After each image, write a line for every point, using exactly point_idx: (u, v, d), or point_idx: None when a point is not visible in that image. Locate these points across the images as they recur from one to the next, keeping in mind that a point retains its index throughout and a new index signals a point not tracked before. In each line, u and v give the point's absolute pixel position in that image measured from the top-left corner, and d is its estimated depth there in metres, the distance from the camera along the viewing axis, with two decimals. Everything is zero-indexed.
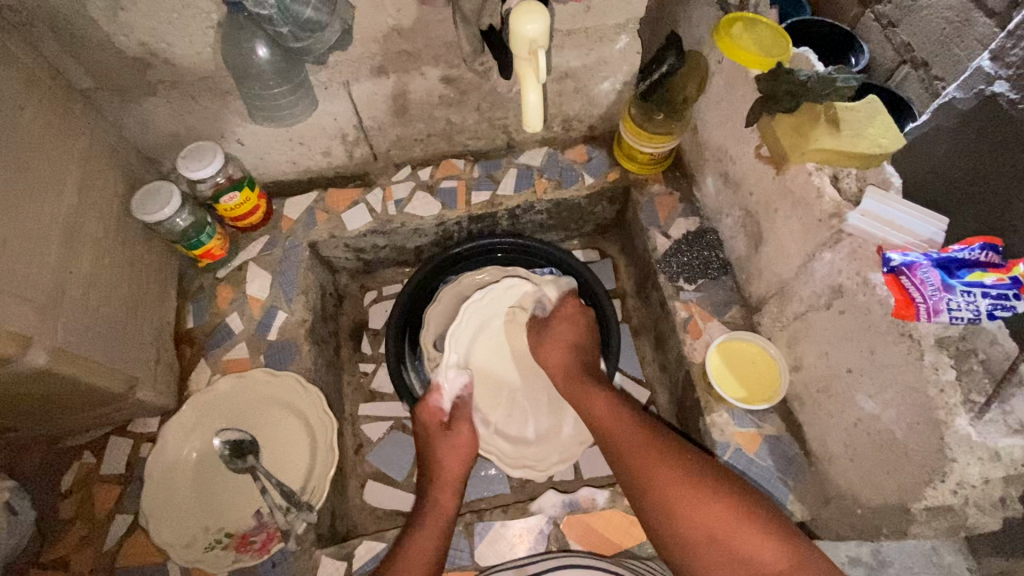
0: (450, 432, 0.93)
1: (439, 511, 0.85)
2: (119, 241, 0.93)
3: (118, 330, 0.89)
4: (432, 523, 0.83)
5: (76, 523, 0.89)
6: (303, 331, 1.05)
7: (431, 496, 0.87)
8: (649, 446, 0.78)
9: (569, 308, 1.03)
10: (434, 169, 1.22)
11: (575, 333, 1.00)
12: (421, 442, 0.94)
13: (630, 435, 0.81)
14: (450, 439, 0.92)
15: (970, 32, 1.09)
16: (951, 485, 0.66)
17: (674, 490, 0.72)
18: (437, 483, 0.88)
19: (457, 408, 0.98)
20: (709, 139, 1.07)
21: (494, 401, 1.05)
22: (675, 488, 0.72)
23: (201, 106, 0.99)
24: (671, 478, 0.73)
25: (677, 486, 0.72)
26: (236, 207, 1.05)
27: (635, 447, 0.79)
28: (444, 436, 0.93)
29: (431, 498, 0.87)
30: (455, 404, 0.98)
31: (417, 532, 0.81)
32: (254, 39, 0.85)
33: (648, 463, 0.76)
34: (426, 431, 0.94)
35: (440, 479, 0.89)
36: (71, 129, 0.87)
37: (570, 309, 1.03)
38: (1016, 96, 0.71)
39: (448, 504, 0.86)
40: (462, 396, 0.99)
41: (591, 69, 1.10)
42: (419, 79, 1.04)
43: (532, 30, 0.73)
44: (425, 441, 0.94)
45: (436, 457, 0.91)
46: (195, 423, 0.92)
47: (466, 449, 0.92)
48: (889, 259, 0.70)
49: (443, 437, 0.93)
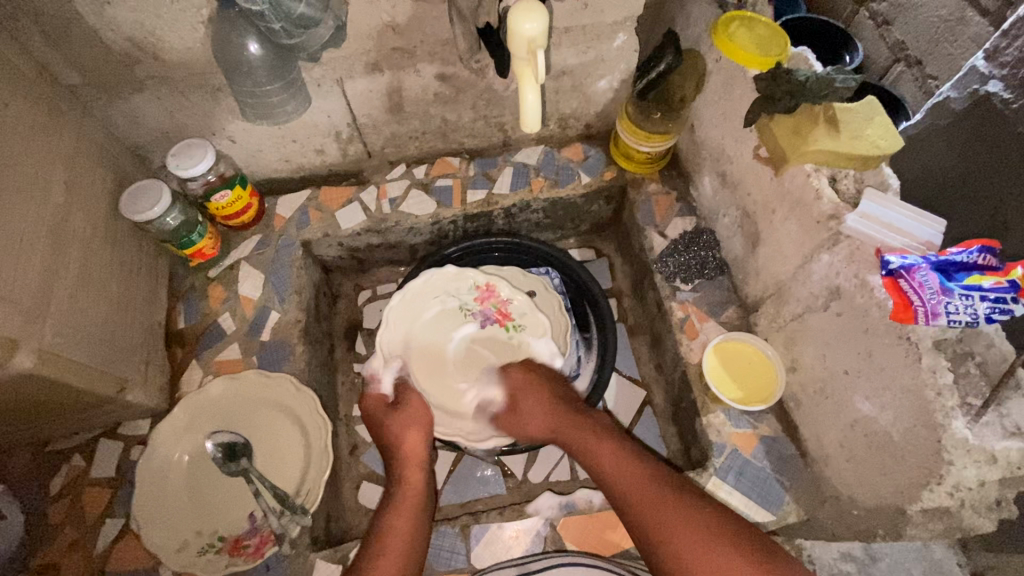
0: (399, 410, 0.93)
1: (401, 525, 0.80)
2: (107, 241, 0.91)
3: (107, 333, 0.87)
4: (404, 509, 0.82)
5: (66, 527, 0.88)
6: (297, 331, 1.03)
7: (396, 478, 0.87)
8: (664, 497, 0.74)
9: (518, 378, 0.97)
10: (428, 167, 1.21)
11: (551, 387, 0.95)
12: (373, 428, 0.93)
13: (634, 486, 0.77)
14: (401, 416, 0.92)
15: (964, 31, 1.09)
16: (947, 487, 0.66)
17: (685, 534, 0.70)
18: (403, 463, 0.88)
19: (399, 388, 0.97)
20: (706, 138, 1.07)
21: (448, 383, 1.03)
22: (687, 534, 0.70)
23: (191, 103, 0.97)
24: (681, 524, 0.71)
25: (678, 529, 0.71)
26: (228, 205, 1.04)
27: (634, 488, 0.77)
28: (393, 414, 0.92)
29: (399, 483, 0.86)
30: (396, 388, 0.97)
31: (393, 516, 0.81)
32: (245, 35, 0.82)
33: (654, 505, 0.74)
34: (373, 417, 0.94)
35: (405, 455, 0.88)
36: (58, 127, 0.85)
37: (521, 374, 0.97)
38: (1010, 96, 0.71)
39: (415, 478, 0.86)
40: (401, 377, 0.99)
41: (588, 67, 1.10)
42: (414, 76, 1.03)
43: (530, 28, 0.72)
44: (375, 425, 0.93)
45: (394, 435, 0.90)
46: (187, 425, 0.91)
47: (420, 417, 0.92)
48: (887, 261, 0.70)
49: (392, 417, 0.92)
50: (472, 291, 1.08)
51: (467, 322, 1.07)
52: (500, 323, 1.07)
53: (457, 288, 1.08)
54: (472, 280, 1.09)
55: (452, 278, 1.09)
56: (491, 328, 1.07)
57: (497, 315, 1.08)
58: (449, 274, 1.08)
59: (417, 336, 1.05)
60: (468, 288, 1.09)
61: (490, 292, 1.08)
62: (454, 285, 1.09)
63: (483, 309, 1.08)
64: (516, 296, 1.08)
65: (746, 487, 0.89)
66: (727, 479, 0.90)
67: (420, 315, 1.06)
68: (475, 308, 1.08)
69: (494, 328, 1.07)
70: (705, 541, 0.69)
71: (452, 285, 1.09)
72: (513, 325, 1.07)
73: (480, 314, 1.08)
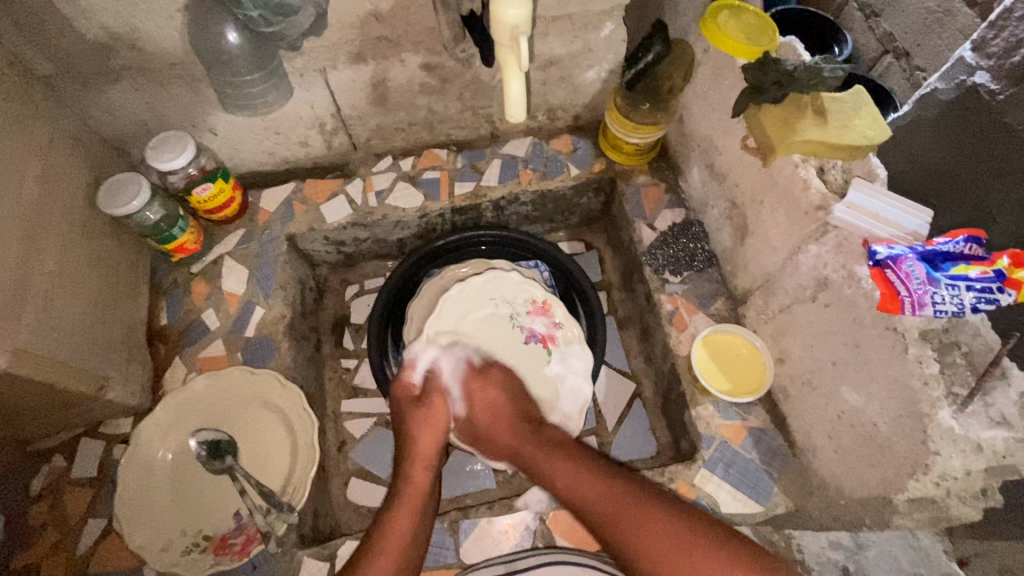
0: (421, 406, 0.92)
1: (402, 523, 0.79)
2: (84, 236, 0.89)
3: (86, 329, 0.86)
4: (405, 501, 0.82)
5: (47, 528, 0.87)
6: (282, 326, 1.02)
7: (403, 474, 0.87)
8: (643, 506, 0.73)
9: (486, 394, 0.95)
10: (415, 159, 1.19)
11: (512, 405, 0.94)
12: (396, 418, 0.93)
13: (602, 500, 0.76)
14: (422, 414, 0.91)
15: (951, 22, 1.08)
16: (933, 477, 0.66)
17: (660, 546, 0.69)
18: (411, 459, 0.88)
19: (429, 381, 0.96)
20: (695, 129, 1.06)
21: None
22: (662, 538, 0.70)
23: (171, 94, 0.95)
24: (655, 532, 0.70)
25: (656, 539, 0.70)
26: (210, 199, 1.02)
27: (598, 507, 0.76)
28: (416, 409, 0.92)
29: (404, 479, 0.86)
30: (427, 378, 0.97)
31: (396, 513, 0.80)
32: (223, 23, 0.81)
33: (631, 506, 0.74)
34: (398, 406, 0.94)
35: (414, 456, 0.89)
36: (31, 119, 0.83)
37: (481, 393, 0.95)
38: (997, 87, 0.71)
39: (420, 480, 0.86)
40: (434, 368, 0.98)
41: (576, 57, 1.08)
42: (399, 66, 1.01)
43: (513, 15, 0.70)
44: (399, 414, 0.93)
45: (408, 429, 0.91)
46: (170, 423, 0.89)
47: (438, 425, 0.91)
48: (874, 252, 0.69)
49: (414, 411, 0.92)
50: (526, 305, 1.07)
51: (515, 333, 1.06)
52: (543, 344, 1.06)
53: (512, 297, 1.07)
54: (530, 293, 1.07)
55: (512, 286, 1.07)
56: (533, 346, 1.06)
57: (542, 336, 1.06)
58: (511, 280, 1.07)
59: (468, 329, 1.04)
60: (524, 302, 1.07)
61: (547, 311, 1.07)
62: (513, 292, 1.07)
63: (530, 325, 1.07)
64: (568, 324, 1.06)
65: (734, 478, 0.90)
66: (716, 471, 0.90)
67: (470, 313, 1.04)
68: (524, 321, 1.06)
69: (536, 347, 1.06)
70: (688, 548, 0.68)
71: (509, 293, 1.07)
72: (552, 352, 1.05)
73: (528, 327, 1.06)
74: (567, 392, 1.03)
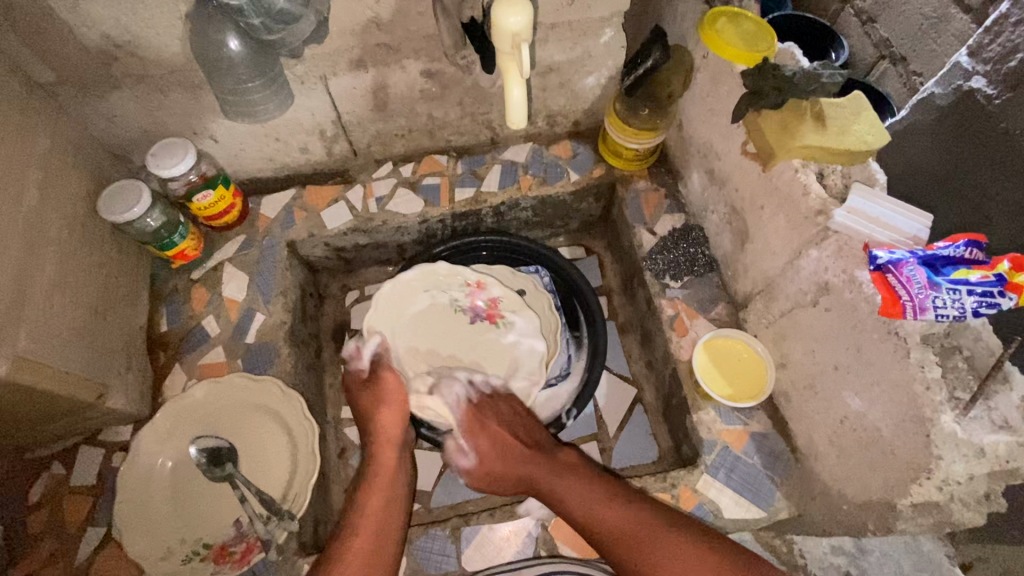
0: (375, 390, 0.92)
1: (374, 505, 0.82)
2: (84, 242, 0.88)
3: (84, 336, 0.85)
4: (376, 490, 0.83)
5: (45, 537, 0.86)
6: (282, 333, 1.02)
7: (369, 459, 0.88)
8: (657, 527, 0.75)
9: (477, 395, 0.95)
10: (416, 165, 1.20)
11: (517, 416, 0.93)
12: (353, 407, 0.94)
13: (617, 517, 0.77)
14: (375, 396, 0.91)
15: (947, 28, 1.09)
16: (937, 481, 0.65)
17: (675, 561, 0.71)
18: (375, 443, 0.89)
19: (375, 365, 0.95)
20: (694, 134, 1.06)
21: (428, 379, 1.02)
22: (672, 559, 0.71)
23: (171, 101, 0.95)
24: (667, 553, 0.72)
25: (668, 552, 0.72)
26: (210, 206, 1.02)
27: (611, 518, 0.77)
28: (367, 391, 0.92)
29: (373, 465, 0.87)
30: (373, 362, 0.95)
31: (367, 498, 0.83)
32: (224, 31, 0.81)
33: (641, 536, 0.74)
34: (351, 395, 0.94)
35: (376, 438, 0.89)
36: (31, 127, 0.83)
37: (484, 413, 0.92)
38: (993, 92, 0.71)
39: (388, 460, 0.87)
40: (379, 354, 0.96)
41: (575, 63, 1.09)
42: (399, 73, 1.01)
43: (514, 22, 0.71)
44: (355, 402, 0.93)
45: (366, 411, 0.91)
46: (169, 430, 0.89)
47: (397, 402, 0.91)
48: (875, 256, 0.70)
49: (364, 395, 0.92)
50: (464, 288, 1.06)
51: (459, 317, 1.06)
52: (489, 319, 1.06)
53: (449, 284, 1.06)
54: (465, 276, 1.06)
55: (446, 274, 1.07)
56: (481, 324, 1.06)
57: (487, 312, 1.06)
58: (441, 270, 1.06)
59: (409, 323, 1.04)
60: (460, 285, 1.06)
61: (484, 289, 1.06)
62: (447, 280, 1.06)
63: (474, 306, 1.07)
64: (506, 293, 1.06)
65: (737, 483, 0.89)
66: (718, 477, 0.90)
67: (408, 307, 1.05)
68: (467, 303, 1.06)
69: (483, 324, 1.06)
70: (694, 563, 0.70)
71: (444, 280, 1.06)
72: (501, 321, 1.05)
73: (471, 308, 1.06)
74: (519, 361, 1.03)
